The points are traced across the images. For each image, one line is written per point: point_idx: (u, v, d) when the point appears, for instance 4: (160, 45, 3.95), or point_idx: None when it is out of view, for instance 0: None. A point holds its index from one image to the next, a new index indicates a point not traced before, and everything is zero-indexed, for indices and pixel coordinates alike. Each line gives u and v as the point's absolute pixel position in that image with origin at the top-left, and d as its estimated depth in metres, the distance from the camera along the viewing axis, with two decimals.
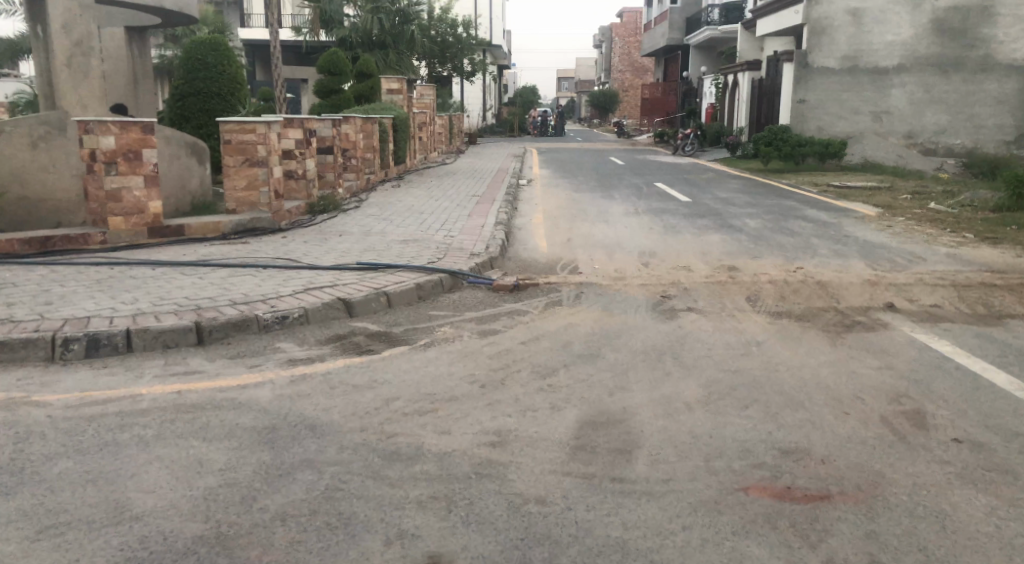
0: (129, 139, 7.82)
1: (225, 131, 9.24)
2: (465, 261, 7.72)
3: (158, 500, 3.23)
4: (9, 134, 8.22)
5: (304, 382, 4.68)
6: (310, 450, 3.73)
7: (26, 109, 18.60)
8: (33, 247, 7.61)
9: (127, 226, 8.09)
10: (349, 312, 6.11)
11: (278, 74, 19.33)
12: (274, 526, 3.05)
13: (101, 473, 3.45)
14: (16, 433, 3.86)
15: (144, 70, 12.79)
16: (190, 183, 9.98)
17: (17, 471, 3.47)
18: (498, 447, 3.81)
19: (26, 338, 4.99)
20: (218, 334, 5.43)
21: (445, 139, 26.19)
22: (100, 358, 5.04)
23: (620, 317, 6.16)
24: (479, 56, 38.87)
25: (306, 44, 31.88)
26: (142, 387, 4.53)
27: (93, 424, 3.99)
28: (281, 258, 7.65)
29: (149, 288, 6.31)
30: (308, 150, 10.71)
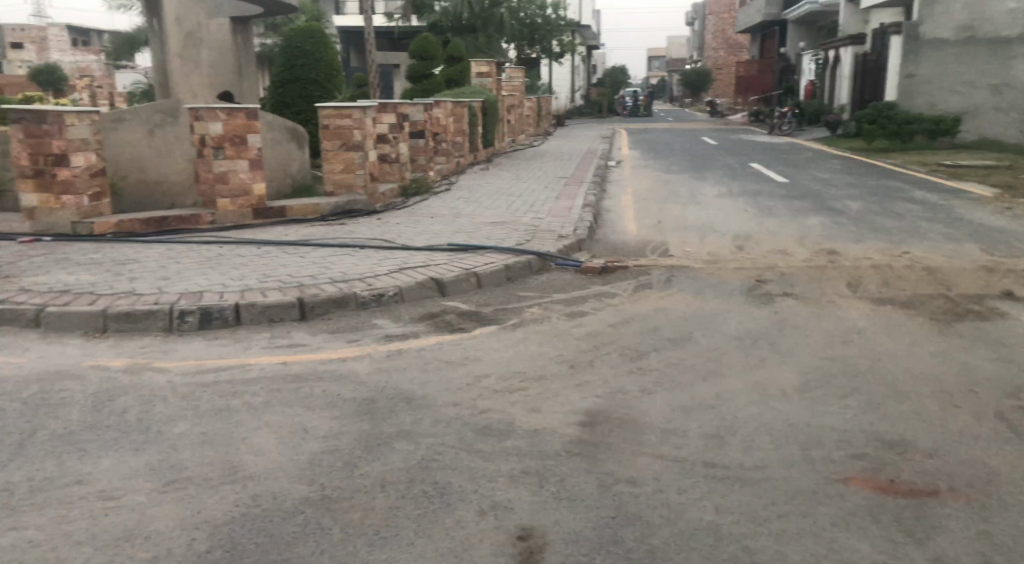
0: (235, 125, 8.21)
1: (323, 116, 9.53)
2: (553, 243, 7.75)
3: (268, 462, 3.43)
4: (129, 122, 8.73)
5: (400, 356, 4.84)
6: (407, 422, 3.87)
7: (143, 97, 19.78)
8: (151, 226, 8.10)
9: (234, 208, 8.49)
10: (440, 292, 6.26)
11: (372, 61, 19.76)
12: (375, 492, 3.19)
13: (217, 435, 3.69)
14: (141, 396, 4.15)
15: (248, 58, 13.30)
16: (291, 167, 10.38)
17: (144, 429, 3.74)
18: (588, 427, 3.85)
19: (144, 310, 5.33)
20: (319, 311, 5.67)
21: (533, 122, 26.19)
22: (212, 330, 5.35)
23: (713, 301, 6.07)
24: (569, 38, 38.63)
25: (399, 30, 32.47)
26: (251, 357, 4.79)
27: (208, 390, 4.25)
28: (377, 239, 7.88)
29: (255, 266, 6.63)
30: (401, 134, 10.93)
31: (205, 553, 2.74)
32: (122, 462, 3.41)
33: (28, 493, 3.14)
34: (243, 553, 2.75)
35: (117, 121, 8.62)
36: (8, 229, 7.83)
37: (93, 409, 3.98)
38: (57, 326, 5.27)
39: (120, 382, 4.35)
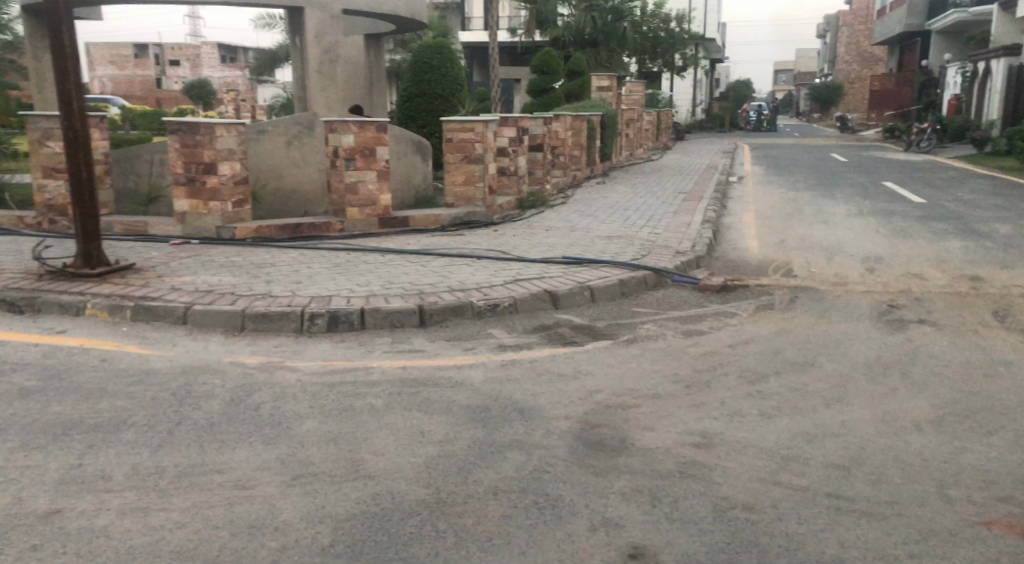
0: (366, 138, 8.59)
1: (447, 129, 9.79)
2: (671, 259, 7.65)
3: (387, 463, 3.55)
4: (269, 134, 9.28)
5: (514, 366, 4.91)
6: (520, 432, 3.92)
7: (281, 110, 20.97)
8: (286, 232, 8.57)
9: (361, 217, 8.85)
10: (555, 304, 6.29)
11: (495, 75, 20.14)
12: (488, 499, 3.25)
13: (341, 434, 3.85)
14: (273, 392, 4.40)
15: (379, 73, 13.86)
16: (414, 179, 10.73)
17: (276, 425, 3.96)
18: (703, 448, 3.77)
19: (278, 312, 5.64)
20: (438, 318, 5.82)
21: (653, 135, 25.94)
22: (338, 333, 5.60)
23: (840, 325, 5.82)
24: (693, 51, 38.05)
25: (522, 44, 32.96)
26: (373, 360, 4.98)
27: (334, 390, 4.45)
28: (494, 250, 8.02)
29: (379, 273, 6.89)
30: (520, 148, 11.08)
31: (328, 547, 2.87)
32: (256, 454, 3.63)
33: (175, 477, 3.39)
34: (364, 549, 2.86)
35: (259, 133, 9.19)
36: (161, 231, 8.48)
37: (231, 403, 4.25)
38: (201, 323, 5.66)
39: (255, 378, 4.63)
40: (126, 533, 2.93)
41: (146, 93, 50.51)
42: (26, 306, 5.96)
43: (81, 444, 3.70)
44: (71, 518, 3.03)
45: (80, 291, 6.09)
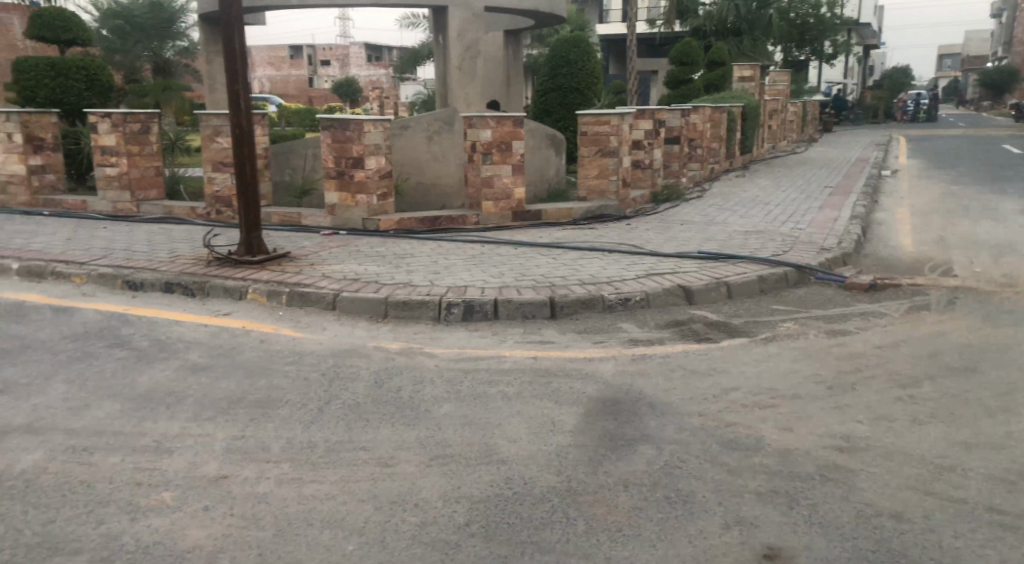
0: (503, 132, 8.76)
1: (582, 123, 9.78)
2: (815, 256, 7.32)
3: (519, 449, 3.64)
4: (411, 129, 9.65)
5: (646, 361, 4.88)
6: (651, 426, 3.90)
7: (422, 107, 21.71)
8: (425, 224, 8.88)
9: (496, 210, 9.03)
10: (689, 300, 6.19)
11: (633, 68, 19.94)
12: (618, 490, 3.26)
13: (476, 419, 3.98)
14: (412, 377, 4.60)
15: (517, 68, 14.06)
16: (548, 173, 10.83)
17: (415, 407, 4.15)
18: (846, 452, 3.61)
19: (418, 300, 5.88)
20: (570, 310, 5.87)
21: (797, 127, 24.82)
22: (473, 322, 5.76)
23: (1006, 330, 5.38)
24: (844, 38, 36.01)
25: (661, 35, 32.37)
26: (506, 350, 5.10)
27: (469, 377, 4.60)
28: (627, 244, 7.97)
29: (513, 265, 7.01)
30: (656, 140, 10.92)
31: (463, 526, 2.98)
32: (397, 434, 3.82)
33: (325, 452, 3.62)
34: (497, 530, 2.95)
35: (403, 129, 9.58)
36: (312, 222, 9.01)
37: (375, 385, 4.48)
38: (347, 309, 5.98)
39: (397, 363, 4.85)
40: (282, 499, 3.17)
41: (300, 93, 53.69)
42: (197, 289, 6.51)
43: (244, 417, 4.02)
44: (236, 483, 3.31)
45: (242, 277, 6.59)
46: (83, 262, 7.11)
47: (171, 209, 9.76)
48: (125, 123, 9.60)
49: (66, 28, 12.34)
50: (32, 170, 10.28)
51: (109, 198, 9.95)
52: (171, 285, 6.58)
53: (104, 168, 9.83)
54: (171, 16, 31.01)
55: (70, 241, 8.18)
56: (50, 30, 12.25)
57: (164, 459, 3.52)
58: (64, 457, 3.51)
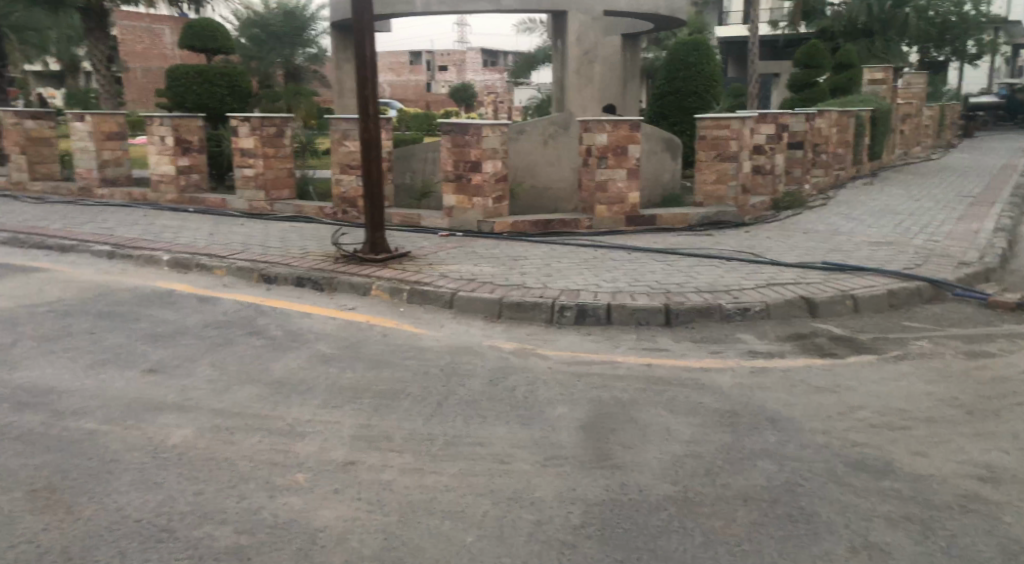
0: (618, 137, 8.78)
1: (701, 127, 9.60)
2: (952, 271, 6.91)
3: (634, 456, 3.64)
4: (528, 133, 9.78)
5: (765, 374, 4.76)
6: (771, 441, 3.81)
7: (536, 111, 21.93)
8: (539, 228, 8.96)
9: (610, 214, 9.01)
10: (811, 312, 5.98)
11: (754, 70, 19.36)
12: (737, 504, 3.21)
13: (590, 423, 4.01)
14: (527, 377, 4.67)
15: (634, 72, 13.97)
16: (663, 177, 10.70)
17: (530, 407, 4.21)
18: (987, 483, 3.41)
19: (533, 302, 5.95)
20: (685, 318, 5.80)
21: (933, 132, 23.43)
22: (587, 326, 5.78)
23: None
24: (989, 36, 33.68)
25: (785, 36, 31.31)
26: (620, 355, 5.10)
27: (583, 380, 4.63)
28: (746, 252, 7.77)
29: (627, 270, 6.99)
30: (778, 145, 10.60)
31: (580, 527, 3.02)
32: (513, 432, 3.90)
33: (444, 445, 3.74)
34: (613, 534, 2.97)
35: (519, 133, 9.72)
36: (430, 223, 9.27)
37: (491, 383, 4.58)
38: (464, 308, 6.14)
39: (512, 363, 4.94)
40: (405, 488, 3.31)
41: (419, 97, 55.26)
42: (325, 284, 6.84)
43: (369, 406, 4.21)
44: (363, 469, 3.47)
45: (366, 274, 6.87)
46: (223, 255, 7.61)
47: (301, 208, 10.28)
48: (262, 127, 10.21)
49: (213, 38, 13.23)
50: (180, 170, 11.09)
51: (246, 197, 10.60)
52: (302, 279, 6.94)
53: (243, 169, 10.50)
54: (301, 25, 32.65)
55: (211, 236, 8.77)
56: (199, 41, 13.19)
57: (298, 442, 3.73)
58: (210, 434, 3.78)
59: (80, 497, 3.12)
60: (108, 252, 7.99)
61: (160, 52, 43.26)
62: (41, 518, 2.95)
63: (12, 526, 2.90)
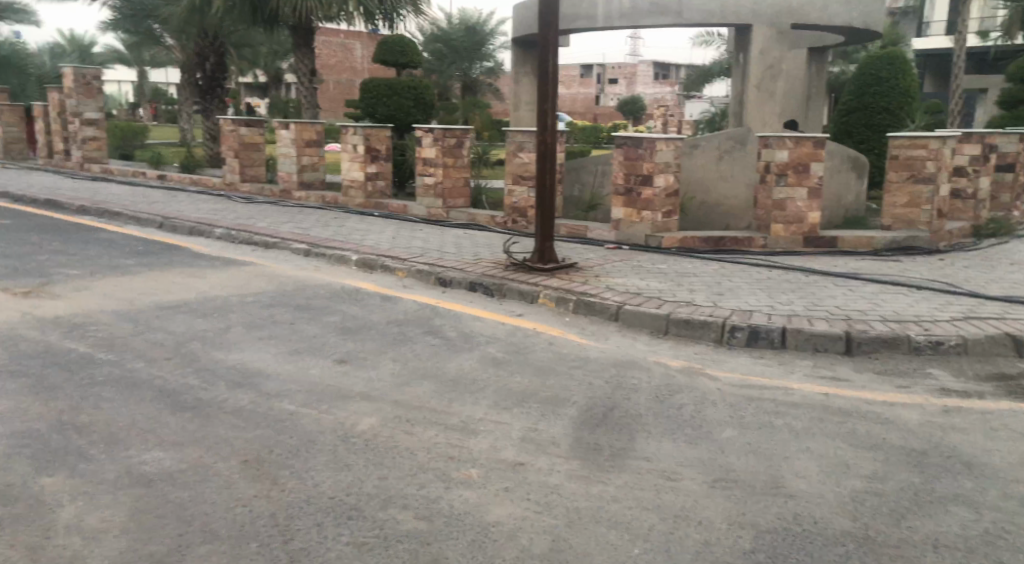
0: (801, 153, 8.41)
1: (894, 146, 8.97)
2: None
3: (809, 487, 3.50)
4: (703, 148, 9.61)
5: (960, 414, 4.41)
6: (966, 487, 3.53)
7: (710, 127, 21.47)
8: (709, 244, 8.76)
9: (787, 234, 8.66)
10: (1016, 352, 5.46)
11: (958, 85, 17.82)
12: (925, 549, 3.01)
13: (761, 448, 3.89)
14: (695, 396, 4.61)
15: (820, 87, 13.37)
16: (846, 198, 10.15)
17: (698, 427, 4.16)
18: None
19: (701, 320, 5.85)
20: (869, 348, 5.48)
21: None
22: (759, 348, 5.61)
23: None
24: None
25: (994, 48, 28.70)
26: (794, 382, 4.90)
27: (754, 404, 4.50)
28: (941, 282, 7.21)
29: (804, 293, 6.70)
30: (983, 167, 9.74)
31: (750, 552, 2.95)
32: (681, 450, 3.86)
33: (610, 456, 3.77)
34: None
35: (694, 147, 9.58)
36: (598, 235, 9.33)
37: (658, 399, 4.56)
38: (631, 322, 6.13)
39: (679, 380, 4.89)
40: (573, 493, 3.37)
41: (588, 110, 55.55)
42: (495, 290, 7.08)
43: (537, 411, 4.32)
44: (532, 471, 3.58)
45: (536, 283, 7.04)
46: (404, 257, 8.06)
47: (475, 216, 10.68)
48: (444, 138, 10.72)
49: (403, 53, 14.02)
50: (368, 177, 11.85)
51: (425, 204, 11.16)
52: (474, 284, 7.22)
53: (424, 178, 11.06)
54: (479, 40, 33.79)
55: (394, 240, 9.31)
56: (391, 56, 14.05)
57: (471, 439, 3.90)
58: (392, 424, 4.04)
59: (282, 471, 3.44)
60: (304, 250, 8.70)
61: (350, 65, 46.30)
62: (250, 486, 3.29)
63: (228, 489, 3.25)
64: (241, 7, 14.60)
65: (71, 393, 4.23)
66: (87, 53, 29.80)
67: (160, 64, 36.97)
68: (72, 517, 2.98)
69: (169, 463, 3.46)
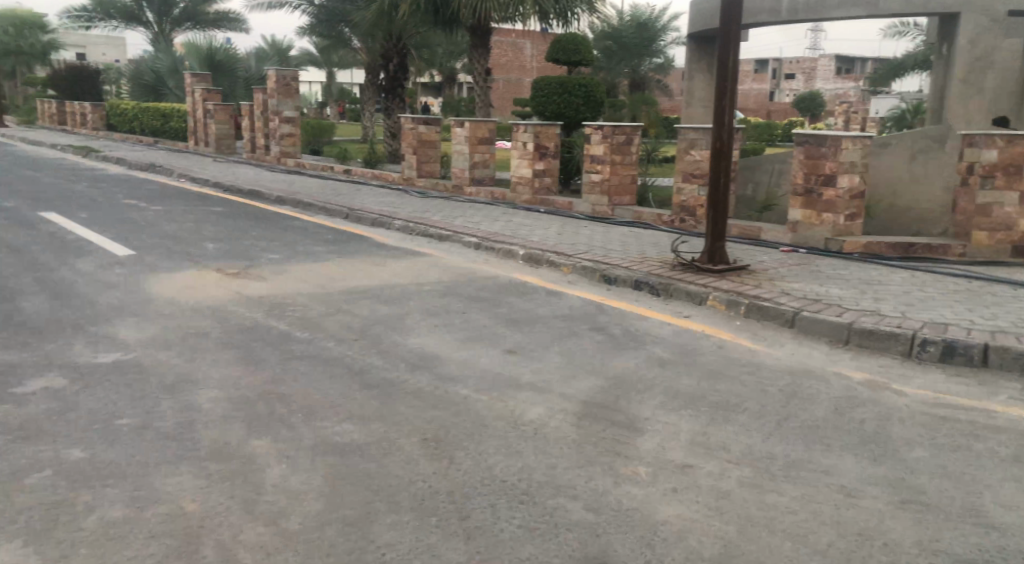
0: (1013, 154, 7.67)
1: None
2: None
3: (1015, 519, 3.20)
4: (895, 147, 8.97)
5: None
6: None
7: (898, 124, 20.03)
8: (898, 251, 8.17)
9: (990, 242, 7.91)
10: None
11: None
12: None
13: (957, 472, 3.60)
14: (879, 411, 4.34)
15: None
16: None
17: (883, 444, 3.91)
18: None
19: (888, 332, 5.48)
20: None
21: None
22: (954, 365, 5.18)
23: None
24: None
25: None
26: (996, 404, 4.48)
27: (948, 425, 4.16)
28: None
29: (1009, 308, 6.10)
30: None
31: None
32: (864, 466, 3.65)
33: (786, 467, 3.63)
34: None
35: (885, 146, 8.97)
36: (773, 237, 8.95)
37: (837, 412, 4.33)
38: (808, 330, 5.85)
39: (860, 394, 4.61)
40: (745, 500, 3.29)
41: (760, 106, 53.40)
42: (662, 290, 6.98)
43: (707, 415, 4.23)
44: (702, 475, 3.52)
45: (705, 284, 6.87)
46: (570, 254, 8.13)
47: (642, 214, 10.57)
48: (614, 135, 10.70)
49: (576, 50, 14.11)
50: (536, 174, 12.03)
51: (591, 202, 11.17)
52: (640, 283, 7.17)
53: (591, 175, 11.08)
54: (651, 36, 33.35)
55: (560, 236, 9.42)
56: (564, 53, 14.18)
57: (638, 437, 3.89)
58: (561, 416, 4.10)
59: (458, 452, 3.60)
60: (475, 244, 8.99)
61: (520, 64, 47.20)
62: (429, 463, 3.47)
63: (409, 465, 3.45)
64: (425, 9, 15.29)
65: (273, 366, 4.64)
66: (284, 56, 32.33)
67: (346, 65, 39.46)
68: (277, 477, 3.28)
69: (358, 437, 3.72)
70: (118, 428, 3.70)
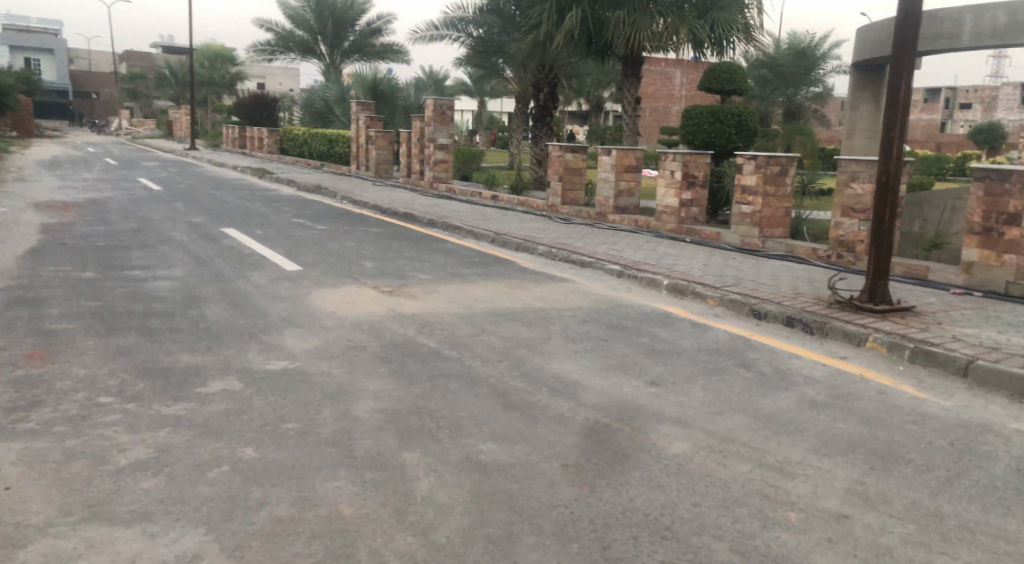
0: None
1: None
2: None
3: None
4: None
5: None
6: None
7: None
8: None
9: None
10: None
11: None
12: None
13: None
14: None
15: None
16: None
17: None
18: None
19: None
20: None
21: None
22: None
23: None
24: None
25: None
26: None
27: None
28: None
29: None
30: None
31: None
32: None
33: (956, 527, 3.35)
34: None
35: None
36: (943, 277, 8.31)
37: (1016, 472, 3.95)
38: (983, 381, 5.39)
39: None
40: (909, 559, 3.06)
41: (929, 136, 50.02)
42: (816, 328, 6.66)
43: (864, 464, 3.98)
44: (859, 527, 3.31)
45: (864, 324, 6.49)
46: (718, 286, 7.93)
47: (794, 248, 10.15)
48: (768, 166, 10.38)
49: (730, 79, 13.86)
50: (683, 203, 11.85)
51: (740, 233, 10.85)
52: (792, 319, 6.87)
53: (741, 206, 10.79)
54: (810, 64, 32.18)
55: (708, 267, 9.21)
56: (717, 82, 13.95)
57: (788, 481, 3.73)
58: (706, 453, 4.00)
59: (600, 480, 3.58)
60: (618, 272, 8.95)
61: (670, 92, 46.87)
62: (571, 489, 3.47)
63: (552, 489, 3.46)
64: (579, 39, 15.53)
65: (423, 381, 4.82)
66: (441, 85, 33.77)
67: (498, 94, 40.66)
68: (426, 490, 3.39)
69: (502, 456, 3.78)
70: (284, 431, 3.96)
